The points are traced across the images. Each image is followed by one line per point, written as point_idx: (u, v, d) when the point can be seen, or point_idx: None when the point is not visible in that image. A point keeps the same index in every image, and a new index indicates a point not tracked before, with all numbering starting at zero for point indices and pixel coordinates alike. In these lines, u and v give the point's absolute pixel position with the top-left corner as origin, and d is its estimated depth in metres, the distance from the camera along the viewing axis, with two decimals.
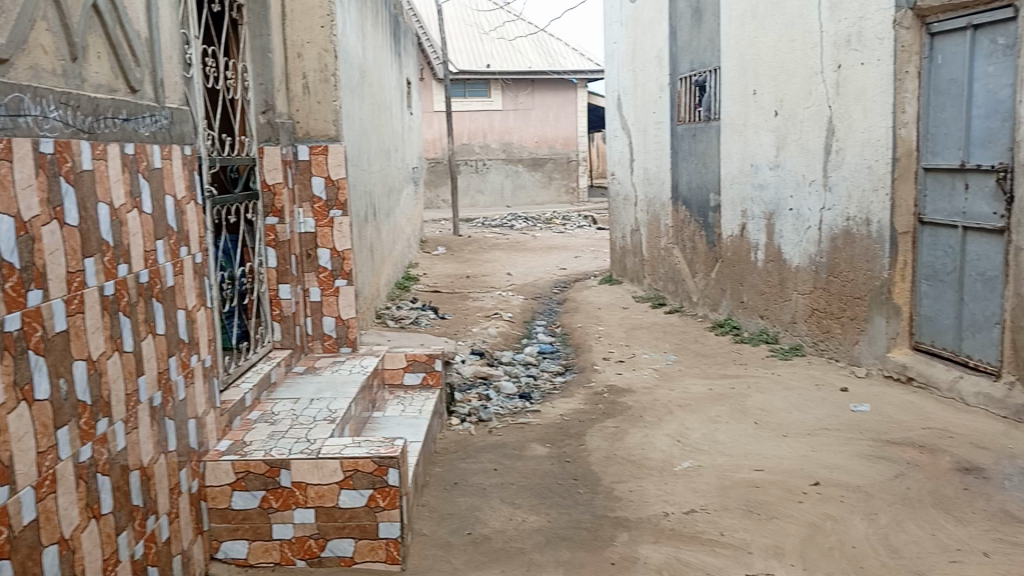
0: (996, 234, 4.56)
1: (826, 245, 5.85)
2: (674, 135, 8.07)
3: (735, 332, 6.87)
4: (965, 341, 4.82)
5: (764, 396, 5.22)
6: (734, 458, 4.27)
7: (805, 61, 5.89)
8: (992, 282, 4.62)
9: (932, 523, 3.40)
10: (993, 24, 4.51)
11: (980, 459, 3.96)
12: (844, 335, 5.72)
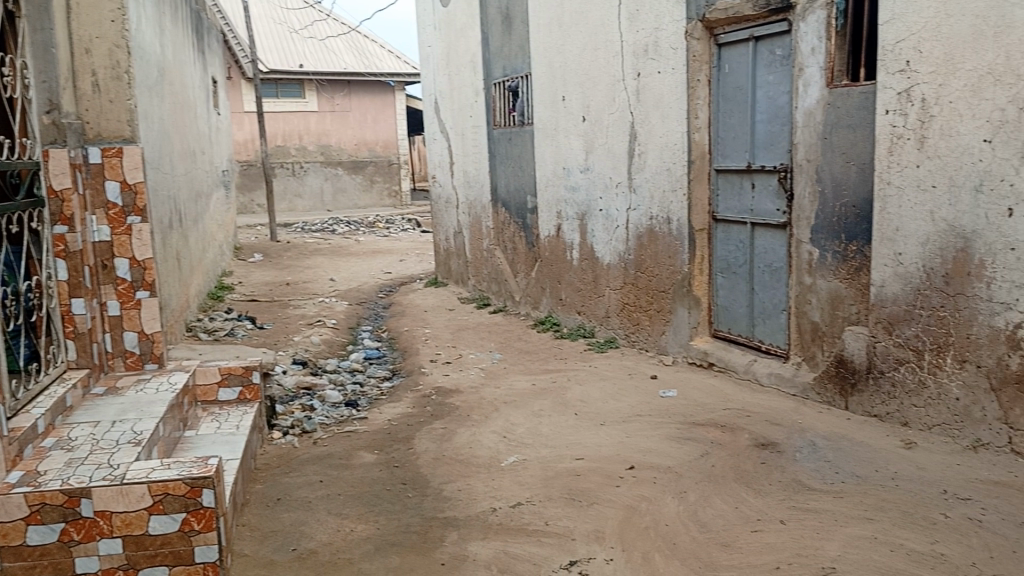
0: (779, 229, 5.05)
1: (633, 242, 6.21)
2: (490, 139, 8.24)
3: (556, 328, 7.13)
4: (758, 327, 5.30)
5: (583, 388, 5.46)
6: (557, 450, 4.43)
7: (608, 69, 6.22)
8: (777, 272, 5.11)
9: (734, 497, 3.70)
10: (771, 37, 4.97)
11: (773, 434, 4.37)
12: (652, 327, 6.09)
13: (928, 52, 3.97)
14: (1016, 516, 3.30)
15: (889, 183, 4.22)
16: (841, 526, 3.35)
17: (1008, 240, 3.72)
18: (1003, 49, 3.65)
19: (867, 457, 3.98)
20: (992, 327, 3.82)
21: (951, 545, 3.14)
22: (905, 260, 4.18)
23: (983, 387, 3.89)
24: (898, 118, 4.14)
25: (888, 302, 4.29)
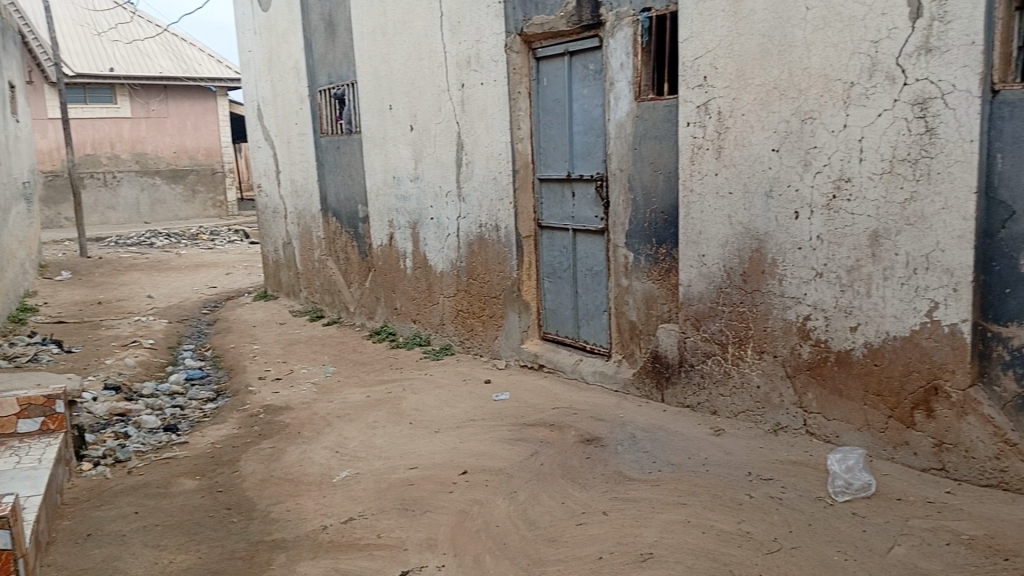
0: (598, 234, 5.31)
1: (464, 250, 6.29)
2: (317, 147, 8.08)
3: (391, 338, 7.09)
4: (582, 328, 5.55)
5: (417, 397, 5.47)
6: (391, 461, 4.41)
7: (433, 79, 6.29)
8: (598, 276, 5.37)
9: (561, 493, 3.85)
10: (584, 52, 5.24)
11: (598, 430, 4.58)
12: (485, 332, 6.20)
13: (722, 69, 4.33)
14: (811, 491, 3.66)
15: (693, 190, 4.55)
16: (659, 512, 3.57)
17: (795, 240, 4.11)
18: (785, 66, 4.05)
19: (682, 446, 4.26)
20: (785, 319, 4.21)
21: (755, 523, 3.42)
22: (709, 261, 4.52)
23: (779, 374, 4.27)
24: (698, 129, 4.48)
25: (696, 300, 4.62)
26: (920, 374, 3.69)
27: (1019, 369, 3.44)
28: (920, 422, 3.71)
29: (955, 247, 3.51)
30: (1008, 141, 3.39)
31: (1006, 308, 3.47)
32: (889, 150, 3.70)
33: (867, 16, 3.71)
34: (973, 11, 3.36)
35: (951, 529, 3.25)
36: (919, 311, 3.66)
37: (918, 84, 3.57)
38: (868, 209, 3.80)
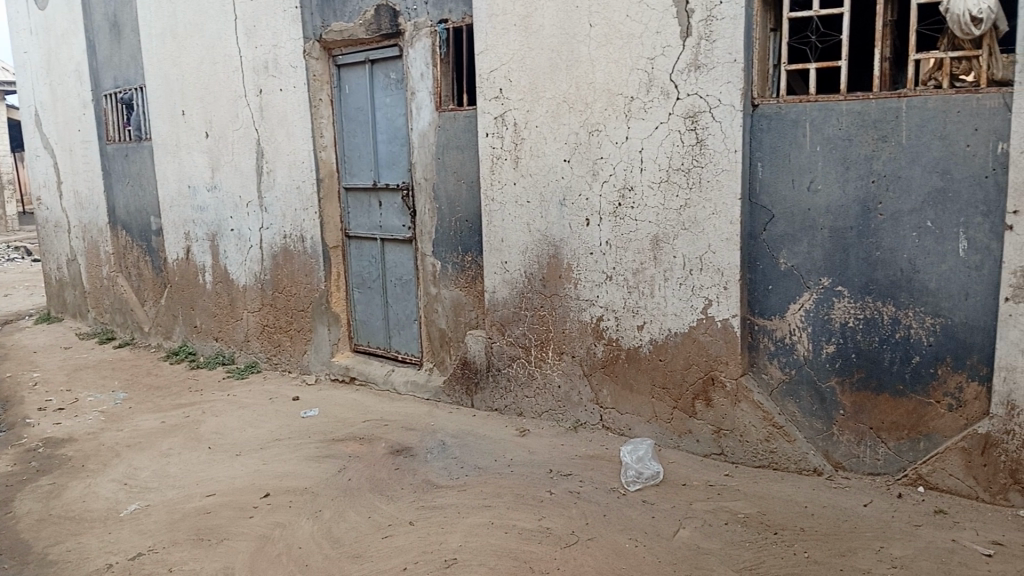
0: (406, 243, 5.31)
1: (268, 262, 6.06)
2: (104, 155, 7.49)
3: (192, 358, 6.69)
4: (393, 338, 5.52)
5: (219, 419, 5.19)
6: (187, 489, 4.15)
7: (228, 85, 6.02)
8: (407, 285, 5.36)
9: (368, 507, 3.79)
10: (385, 61, 5.24)
11: (407, 439, 4.56)
12: (293, 347, 6.01)
13: (516, 81, 4.47)
14: (607, 483, 3.84)
15: (494, 199, 4.66)
16: (463, 517, 3.61)
17: (587, 245, 4.32)
18: (573, 80, 4.25)
19: (488, 449, 4.32)
20: (581, 321, 4.40)
21: (555, 519, 3.54)
22: (510, 267, 4.64)
23: (577, 374, 4.46)
24: (496, 140, 4.60)
25: (500, 306, 4.72)
26: (700, 367, 3.98)
27: (782, 358, 3.82)
28: (701, 412, 4.01)
29: (724, 249, 3.83)
30: (766, 152, 3.75)
31: (768, 303, 3.84)
32: (665, 160, 3.98)
33: (644, 34, 3.97)
34: (733, 33, 3.69)
35: (728, 509, 3.52)
36: (696, 309, 3.96)
37: (689, 99, 3.87)
38: (650, 215, 4.06)
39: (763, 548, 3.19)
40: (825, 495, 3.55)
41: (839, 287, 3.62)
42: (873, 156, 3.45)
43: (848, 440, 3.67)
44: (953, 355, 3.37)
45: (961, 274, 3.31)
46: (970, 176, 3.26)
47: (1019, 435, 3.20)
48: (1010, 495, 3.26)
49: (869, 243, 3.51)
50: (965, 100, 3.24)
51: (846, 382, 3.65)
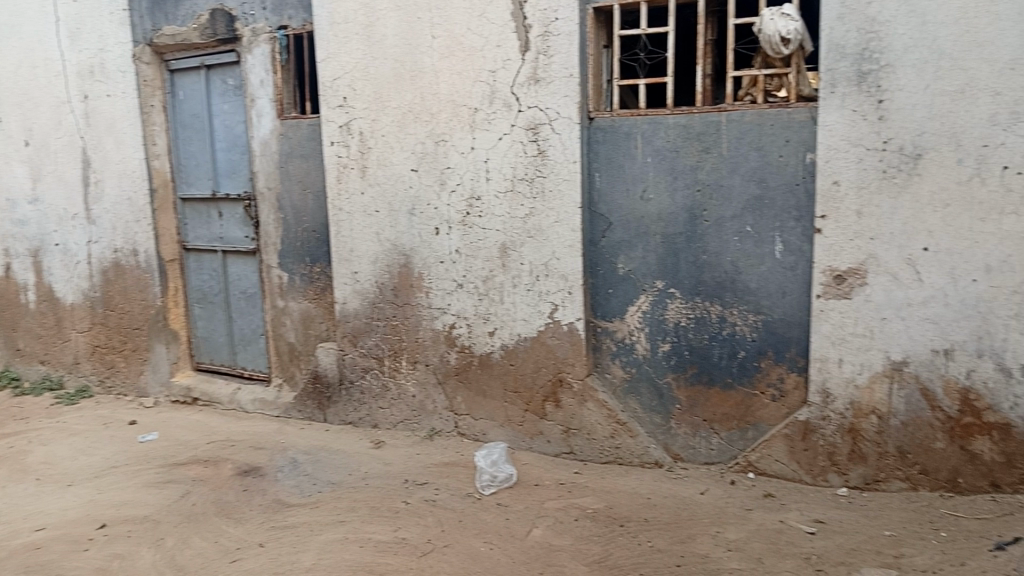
0: (250, 255, 5.14)
1: (98, 279, 5.67)
2: None
3: (14, 384, 6.14)
4: (239, 354, 5.32)
5: (46, 448, 4.80)
6: (11, 525, 3.81)
7: (49, 89, 5.58)
8: (251, 298, 5.19)
9: (215, 531, 3.64)
10: (222, 67, 5.07)
11: (256, 459, 4.41)
12: (130, 368, 5.65)
13: (360, 90, 4.44)
14: (461, 489, 3.89)
15: (341, 209, 4.60)
16: (317, 535, 3.54)
17: (437, 254, 4.35)
18: (417, 91, 4.28)
19: (342, 464, 4.26)
20: (433, 329, 4.43)
21: (410, 528, 3.55)
22: (360, 278, 4.59)
23: (431, 382, 4.48)
24: (341, 149, 4.54)
25: (351, 317, 4.66)
26: (548, 369, 4.11)
27: (623, 357, 4.03)
28: (551, 413, 4.14)
29: (568, 256, 3.98)
30: (603, 162, 3.94)
31: (610, 306, 4.02)
32: (509, 171, 4.08)
33: (485, 47, 4.07)
34: (569, 48, 3.85)
35: (578, 505, 3.65)
36: (543, 313, 4.09)
37: (530, 111, 4.00)
38: (497, 224, 4.16)
39: (610, 541, 3.34)
40: (666, 486, 3.76)
41: (672, 289, 3.85)
42: (699, 166, 3.71)
43: (685, 432, 3.91)
44: (774, 349, 3.67)
45: (778, 274, 3.61)
46: (784, 185, 3.55)
47: (834, 420, 3.50)
48: (829, 476, 3.55)
49: (698, 247, 3.76)
50: (777, 114, 3.54)
51: (681, 378, 3.89)
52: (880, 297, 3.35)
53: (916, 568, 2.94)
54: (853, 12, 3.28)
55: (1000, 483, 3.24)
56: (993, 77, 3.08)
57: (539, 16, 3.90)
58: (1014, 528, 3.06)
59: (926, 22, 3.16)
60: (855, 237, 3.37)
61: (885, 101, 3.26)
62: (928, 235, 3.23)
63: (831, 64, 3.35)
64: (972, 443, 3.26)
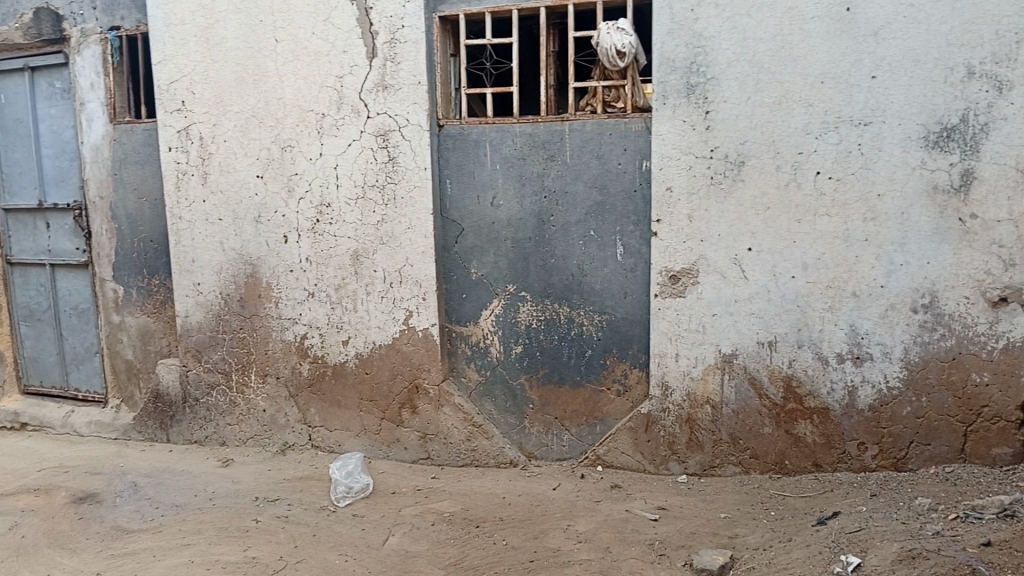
0: (81, 268, 4.82)
1: None
2: None
3: None
4: (72, 374, 4.98)
5: None
6: None
7: None
8: (84, 314, 4.87)
9: (46, 564, 3.39)
10: (48, 68, 4.74)
11: (92, 485, 4.13)
12: None
13: (200, 94, 4.27)
14: (315, 503, 3.81)
15: (182, 218, 4.40)
16: (160, 560, 3.37)
17: (287, 263, 4.25)
18: (261, 95, 4.17)
19: (188, 485, 4.07)
20: (284, 340, 4.32)
21: (261, 546, 3.44)
22: (204, 289, 4.41)
23: (282, 395, 4.36)
24: (180, 154, 4.35)
25: (195, 331, 4.47)
26: (404, 376, 4.11)
27: (477, 361, 4.08)
28: (407, 420, 4.13)
29: (421, 262, 4.00)
30: (453, 169, 3.98)
31: (464, 311, 4.07)
32: (359, 177, 4.05)
33: (331, 53, 4.02)
34: (416, 56, 3.88)
35: (435, 510, 3.66)
36: (398, 320, 4.08)
37: (379, 118, 3.99)
38: (348, 231, 4.11)
39: (466, 543, 3.38)
40: (520, 485, 3.84)
41: (523, 292, 3.95)
42: (544, 173, 3.83)
43: (538, 431, 4.01)
44: (618, 347, 3.84)
45: (621, 276, 3.79)
46: (623, 191, 3.73)
47: (673, 412, 3.71)
48: (671, 465, 3.75)
49: (545, 251, 3.88)
50: (615, 124, 3.72)
51: (533, 378, 3.99)
52: (711, 294, 3.58)
53: (749, 546, 3.14)
54: (681, 27, 3.50)
55: (821, 463, 3.52)
56: (804, 90, 3.37)
57: (385, 22, 3.91)
58: (834, 503, 3.32)
59: (746, 38, 3.42)
60: (687, 239, 3.59)
61: (711, 112, 3.49)
62: (751, 236, 3.49)
63: (662, 77, 3.56)
64: (796, 427, 3.53)
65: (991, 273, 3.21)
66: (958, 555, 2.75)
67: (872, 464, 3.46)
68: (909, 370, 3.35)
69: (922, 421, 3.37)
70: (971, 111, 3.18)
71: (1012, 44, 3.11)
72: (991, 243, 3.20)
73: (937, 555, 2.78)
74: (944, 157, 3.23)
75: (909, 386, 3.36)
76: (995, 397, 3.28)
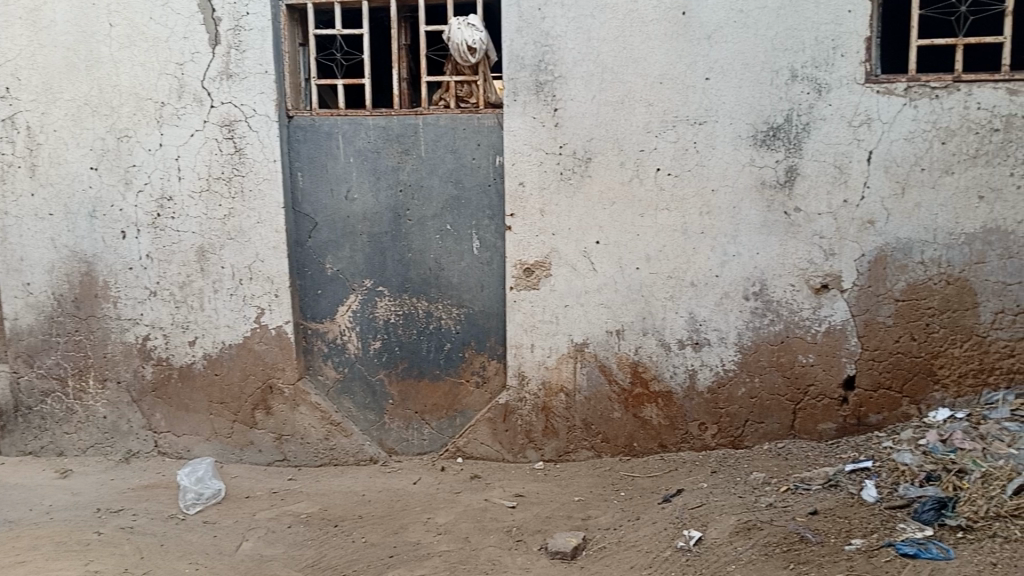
0: None
1: None
2: None
3: None
4: None
5: None
6: None
7: None
8: None
9: None
10: None
11: None
12: None
13: (26, 80, 3.95)
14: (162, 512, 3.63)
15: (8, 213, 4.06)
16: None
17: (126, 261, 4.01)
18: (95, 82, 3.90)
19: (19, 500, 3.77)
20: (124, 342, 4.08)
21: (104, 560, 3.24)
22: (34, 289, 4.09)
23: (125, 400, 4.11)
24: (5, 145, 4.01)
25: (25, 334, 4.14)
26: (256, 376, 3.98)
27: (333, 358, 4.01)
28: (261, 421, 4.01)
29: (272, 257, 3.88)
30: (304, 161, 3.89)
31: (318, 307, 3.98)
32: (204, 169, 3.89)
33: (171, 39, 3.82)
34: (262, 44, 3.76)
35: (291, 512, 3.58)
36: (248, 318, 3.95)
37: (224, 107, 3.84)
38: (193, 226, 3.93)
39: (324, 543, 3.32)
40: (379, 481, 3.82)
41: (380, 287, 3.92)
42: (399, 167, 3.81)
43: (398, 426, 4.00)
44: (476, 339, 3.89)
45: (477, 269, 3.83)
46: (477, 185, 3.78)
47: (529, 401, 3.80)
48: (528, 452, 3.85)
49: (402, 245, 3.87)
50: (468, 119, 3.75)
51: (392, 373, 3.97)
52: (563, 286, 3.69)
53: (601, 527, 3.28)
54: (530, 26, 3.58)
55: (666, 444, 3.72)
56: (646, 90, 3.53)
57: (229, 9, 3.77)
58: (678, 481, 3.52)
59: (591, 38, 3.54)
60: (540, 232, 3.68)
61: (560, 110, 3.60)
62: (599, 229, 3.63)
63: (513, 73, 3.62)
64: (643, 410, 3.71)
65: (813, 262, 3.49)
66: (788, 525, 3.00)
67: (712, 443, 3.69)
68: (743, 353, 3.59)
69: (755, 401, 3.62)
70: (794, 112, 3.43)
71: (829, 50, 3.38)
72: (813, 234, 3.48)
73: (769, 526, 3.01)
74: (771, 154, 3.47)
75: (743, 368, 3.61)
76: (819, 376, 3.56)
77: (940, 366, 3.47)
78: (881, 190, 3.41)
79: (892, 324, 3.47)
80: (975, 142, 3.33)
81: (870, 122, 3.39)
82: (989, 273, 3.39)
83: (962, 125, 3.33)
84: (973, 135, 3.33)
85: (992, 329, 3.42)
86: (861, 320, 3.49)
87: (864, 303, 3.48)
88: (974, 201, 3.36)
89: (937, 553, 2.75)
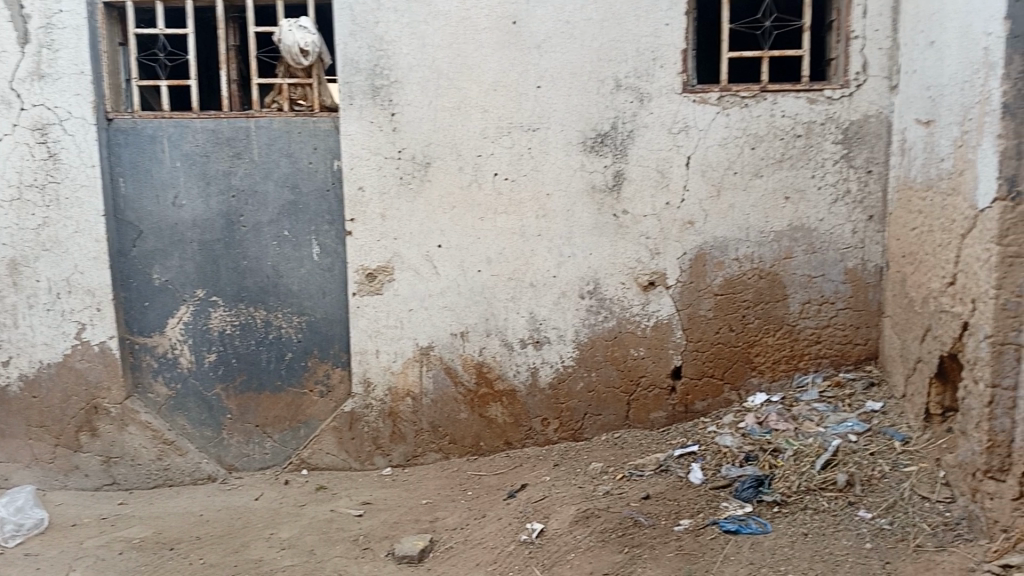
0: None
1: None
2: None
3: None
4: None
5: None
6: None
7: None
8: None
9: None
10: None
11: None
12: None
13: None
14: None
15: None
16: None
17: None
18: None
19: None
20: None
21: None
22: None
23: None
24: None
25: None
26: (79, 397, 3.74)
27: (165, 373, 3.82)
28: (86, 444, 3.77)
29: (92, 269, 3.67)
30: (126, 166, 3.69)
31: (147, 321, 3.79)
32: (14, 176, 3.62)
33: None
34: (77, 43, 3.55)
35: (122, 538, 3.38)
36: (68, 335, 3.71)
37: (35, 110, 3.59)
38: (3, 237, 3.65)
39: (159, 568, 3.16)
40: (219, 499, 3.68)
41: (214, 297, 3.78)
42: (231, 172, 3.69)
43: (238, 441, 3.86)
44: (319, 347, 3.82)
45: (317, 276, 3.77)
46: (316, 189, 3.71)
47: (376, 407, 3.79)
48: (374, 459, 3.83)
49: (236, 253, 3.74)
50: (303, 123, 3.69)
51: (230, 386, 3.84)
52: (406, 291, 3.71)
53: (447, 528, 3.33)
54: (364, 30, 3.57)
55: (511, 441, 3.81)
56: (480, 97, 3.61)
57: (38, 6, 3.52)
58: (522, 477, 3.62)
59: (425, 44, 3.58)
60: (381, 237, 3.68)
61: (397, 114, 3.61)
62: (441, 233, 3.68)
63: (348, 78, 3.59)
64: (488, 409, 3.79)
65: (641, 261, 3.69)
66: (623, 511, 3.16)
67: (554, 437, 3.82)
68: (580, 349, 3.75)
69: (593, 394, 3.78)
70: (619, 119, 3.62)
71: (649, 61, 3.59)
72: (639, 235, 3.68)
73: (606, 513, 3.16)
74: (599, 160, 3.64)
75: (581, 363, 3.76)
76: (650, 368, 3.77)
77: (756, 354, 3.76)
78: (699, 193, 3.66)
79: (713, 316, 3.73)
80: (781, 147, 3.64)
81: (688, 130, 3.62)
82: (796, 267, 3.71)
83: (769, 131, 3.63)
84: (779, 141, 3.63)
85: (800, 318, 3.74)
86: (685, 313, 3.72)
87: (687, 298, 3.72)
88: (781, 201, 3.67)
89: (756, 528, 2.98)
